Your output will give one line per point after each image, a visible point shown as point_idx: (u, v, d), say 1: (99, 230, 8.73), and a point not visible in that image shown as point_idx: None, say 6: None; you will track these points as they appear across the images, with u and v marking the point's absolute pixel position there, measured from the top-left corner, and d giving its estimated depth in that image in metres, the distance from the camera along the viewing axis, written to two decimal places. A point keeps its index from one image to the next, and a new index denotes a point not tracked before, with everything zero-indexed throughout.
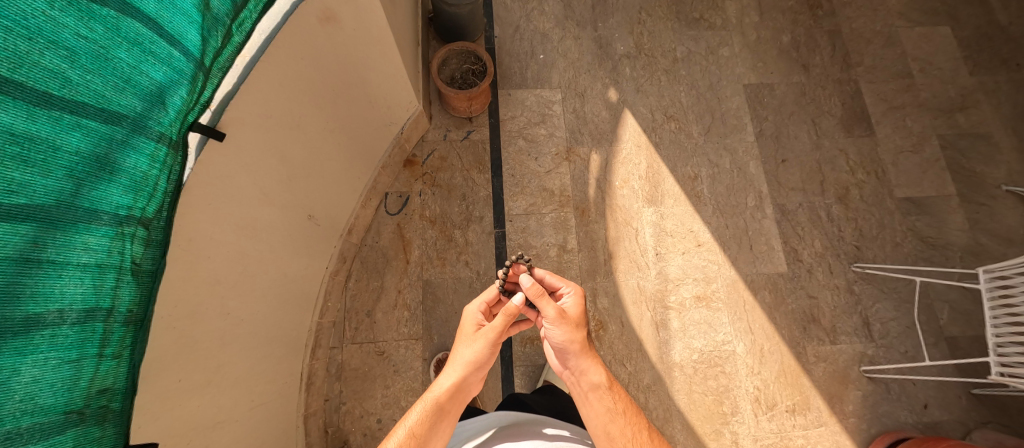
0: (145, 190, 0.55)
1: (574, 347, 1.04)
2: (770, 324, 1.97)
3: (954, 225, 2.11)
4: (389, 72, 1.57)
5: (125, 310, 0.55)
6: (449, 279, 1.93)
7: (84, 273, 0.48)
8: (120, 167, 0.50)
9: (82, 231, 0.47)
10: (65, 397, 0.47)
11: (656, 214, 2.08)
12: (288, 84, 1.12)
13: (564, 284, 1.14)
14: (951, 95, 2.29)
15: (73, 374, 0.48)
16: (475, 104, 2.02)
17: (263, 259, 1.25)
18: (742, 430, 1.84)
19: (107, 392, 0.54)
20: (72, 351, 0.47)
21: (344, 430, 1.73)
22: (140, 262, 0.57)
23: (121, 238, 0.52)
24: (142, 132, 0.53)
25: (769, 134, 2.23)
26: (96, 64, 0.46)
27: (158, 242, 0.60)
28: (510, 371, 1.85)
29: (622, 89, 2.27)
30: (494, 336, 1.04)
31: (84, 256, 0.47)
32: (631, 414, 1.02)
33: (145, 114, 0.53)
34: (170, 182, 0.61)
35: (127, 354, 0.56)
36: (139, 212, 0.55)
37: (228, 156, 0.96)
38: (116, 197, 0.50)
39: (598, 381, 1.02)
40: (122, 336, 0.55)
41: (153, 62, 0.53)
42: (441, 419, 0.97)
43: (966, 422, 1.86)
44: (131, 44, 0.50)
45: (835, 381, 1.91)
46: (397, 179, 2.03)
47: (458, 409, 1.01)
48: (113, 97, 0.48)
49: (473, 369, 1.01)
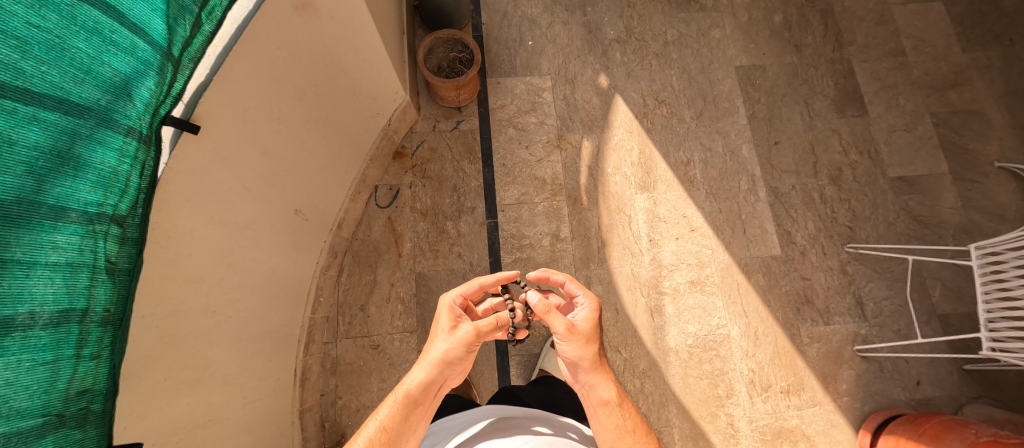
0: (116, 186, 0.54)
1: (585, 363, 1.05)
2: (764, 307, 1.98)
3: (947, 203, 2.10)
4: (372, 61, 1.55)
5: (101, 311, 0.53)
6: (442, 271, 1.92)
7: (54, 273, 0.46)
8: (85, 162, 0.49)
9: (51, 230, 0.45)
10: (42, 399, 0.46)
11: (649, 200, 2.07)
12: (267, 75, 1.10)
13: (581, 294, 1.15)
14: (944, 72, 2.27)
15: (49, 376, 0.47)
16: (463, 93, 1.99)
17: (249, 255, 1.23)
18: (737, 413, 1.86)
19: (87, 393, 0.53)
20: (46, 353, 0.46)
21: (341, 424, 1.73)
22: (115, 261, 0.55)
23: (91, 236, 0.51)
24: (109, 126, 0.51)
25: (761, 117, 2.21)
26: (50, 54, 0.44)
27: (133, 240, 0.59)
28: (506, 361, 1.86)
29: (613, 74, 2.23)
30: (474, 336, 1.04)
31: (53, 255, 0.46)
32: (641, 433, 1.03)
33: (111, 107, 0.51)
34: (142, 178, 0.59)
35: (107, 354, 0.55)
36: (110, 209, 0.53)
37: (206, 150, 0.94)
38: (85, 194, 0.49)
39: (608, 398, 1.04)
40: (101, 337, 0.54)
41: (115, 52, 0.51)
42: (414, 412, 1.00)
43: (958, 398, 1.89)
44: (89, 34, 0.48)
45: (829, 361, 1.93)
46: (386, 172, 2.01)
47: (433, 401, 1.05)
48: (72, 89, 0.46)
49: (445, 365, 1.02)
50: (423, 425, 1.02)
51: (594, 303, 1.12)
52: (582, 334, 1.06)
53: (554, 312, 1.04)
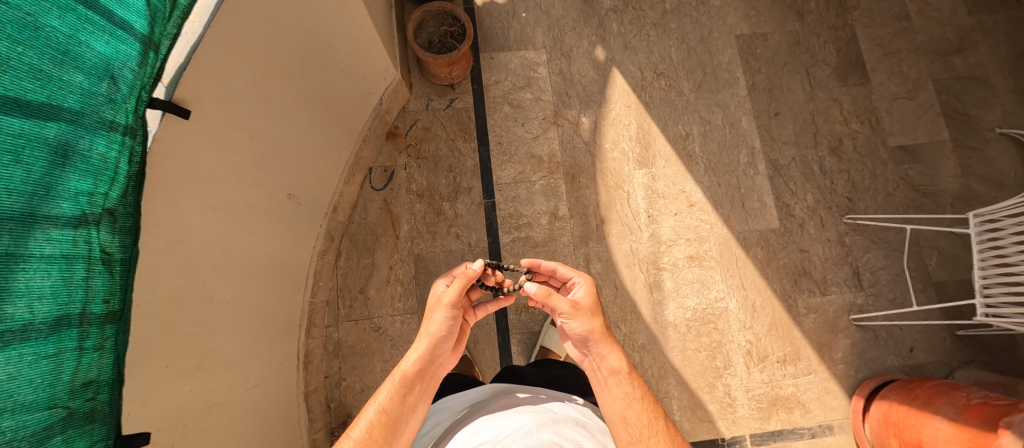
0: (105, 174, 0.52)
1: (592, 335, 1.07)
2: (762, 279, 1.99)
3: (946, 172, 2.09)
4: (358, 37, 1.49)
5: (100, 303, 0.52)
6: (440, 252, 1.91)
7: (50, 265, 0.45)
8: (73, 150, 0.47)
9: (43, 221, 0.44)
10: (46, 392, 0.46)
11: (647, 176, 2.05)
12: (250, 54, 1.05)
13: (575, 273, 1.17)
14: (949, 37, 2.21)
15: (53, 369, 0.47)
16: (456, 69, 1.93)
17: (244, 241, 1.21)
18: (734, 382, 1.90)
19: (93, 385, 0.52)
20: (48, 346, 0.46)
21: (346, 405, 1.76)
22: (111, 251, 0.54)
23: (85, 228, 0.50)
24: (93, 110, 0.50)
25: (762, 88, 2.16)
26: (24, 34, 0.42)
27: (128, 230, 0.57)
28: (507, 339, 1.88)
29: (609, 47, 2.17)
30: (451, 301, 1.07)
31: (48, 247, 0.45)
32: (648, 400, 1.05)
33: (93, 90, 0.50)
34: (133, 165, 0.57)
35: (111, 345, 0.55)
36: (101, 198, 0.52)
37: (191, 133, 0.91)
38: (75, 183, 0.48)
39: (619, 366, 1.06)
40: (103, 329, 0.53)
41: (92, 31, 0.49)
42: (412, 392, 1.02)
43: (949, 363, 1.93)
44: (63, 11, 0.46)
45: (825, 331, 1.96)
46: (380, 153, 1.97)
47: (430, 382, 1.06)
48: (54, 72, 0.45)
49: (435, 340, 1.06)
50: (422, 406, 1.03)
51: (588, 280, 1.15)
52: (587, 309, 1.09)
53: (555, 295, 1.06)
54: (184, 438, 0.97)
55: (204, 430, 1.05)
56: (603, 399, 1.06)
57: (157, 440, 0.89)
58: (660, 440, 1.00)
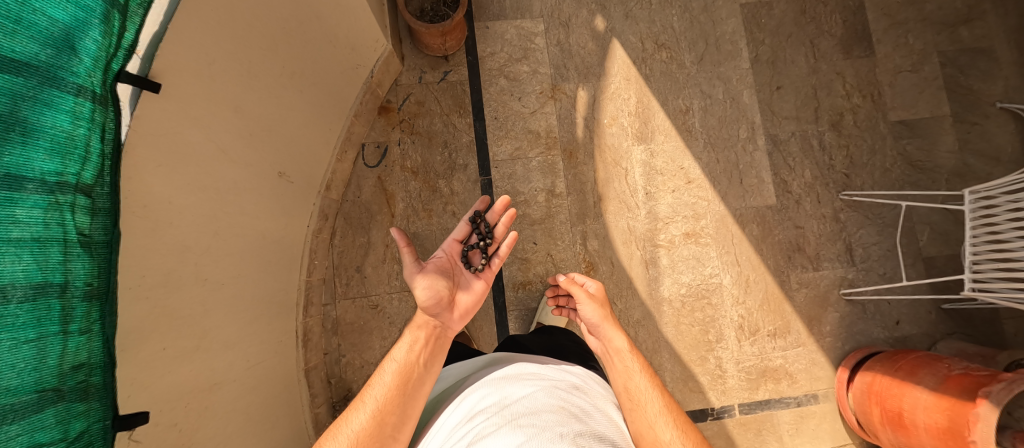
0: (74, 153, 0.54)
1: (600, 320, 1.16)
2: (757, 255, 2.01)
3: (943, 147, 2.08)
4: (346, 4, 1.41)
5: (82, 284, 0.55)
6: (437, 229, 1.89)
7: (21, 250, 0.47)
8: (35, 127, 0.48)
9: (10, 202, 0.46)
10: (32, 376, 0.49)
11: (646, 152, 2.02)
12: (227, 21, 0.98)
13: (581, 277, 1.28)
14: (958, 7, 2.15)
15: (36, 353, 0.49)
16: (449, 40, 1.85)
17: (235, 221, 1.19)
18: (725, 355, 1.95)
19: (83, 367, 0.56)
20: (28, 331, 0.48)
21: (346, 380, 1.79)
22: (89, 233, 0.56)
23: (57, 209, 0.52)
24: (55, 85, 0.51)
25: (765, 60, 2.10)
26: None
27: (106, 211, 0.59)
28: (504, 316, 1.90)
29: (609, 16, 2.08)
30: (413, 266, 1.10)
31: (16, 230, 0.47)
32: (648, 372, 1.08)
33: (54, 63, 0.50)
34: (105, 143, 0.59)
35: (99, 329, 0.58)
36: (72, 178, 0.54)
37: (171, 110, 0.86)
38: (40, 162, 0.49)
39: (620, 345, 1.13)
40: (87, 312, 0.56)
41: None
42: (423, 349, 1.06)
43: (933, 334, 1.99)
44: None
45: (815, 305, 2.00)
46: (373, 128, 1.91)
47: (439, 342, 1.10)
48: (6, 42, 0.45)
49: (426, 308, 1.09)
50: (436, 364, 1.07)
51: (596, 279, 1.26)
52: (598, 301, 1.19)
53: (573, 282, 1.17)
54: (186, 417, 0.98)
55: (207, 410, 1.06)
56: (613, 377, 1.11)
57: (158, 420, 0.89)
58: (657, 406, 1.02)
